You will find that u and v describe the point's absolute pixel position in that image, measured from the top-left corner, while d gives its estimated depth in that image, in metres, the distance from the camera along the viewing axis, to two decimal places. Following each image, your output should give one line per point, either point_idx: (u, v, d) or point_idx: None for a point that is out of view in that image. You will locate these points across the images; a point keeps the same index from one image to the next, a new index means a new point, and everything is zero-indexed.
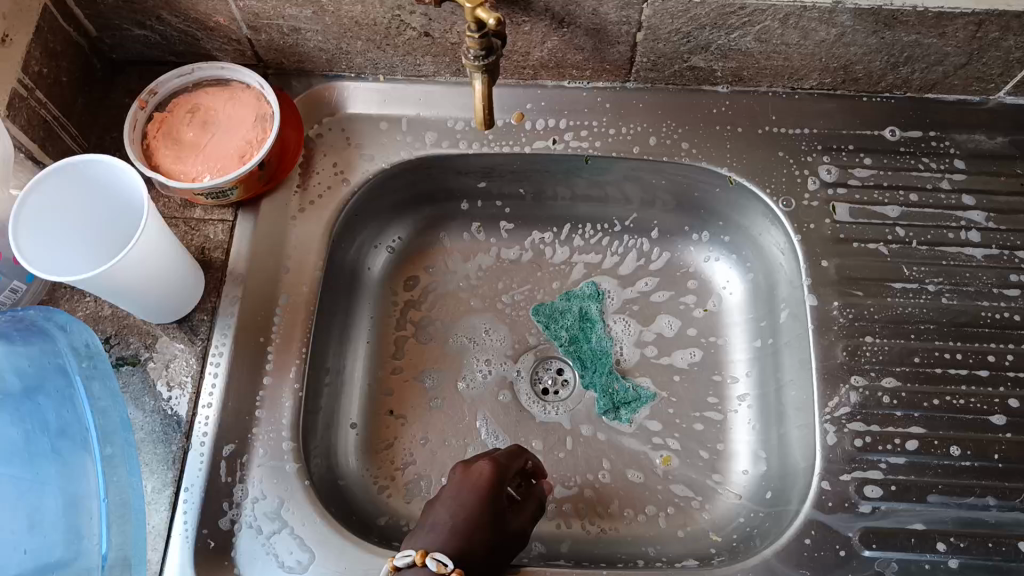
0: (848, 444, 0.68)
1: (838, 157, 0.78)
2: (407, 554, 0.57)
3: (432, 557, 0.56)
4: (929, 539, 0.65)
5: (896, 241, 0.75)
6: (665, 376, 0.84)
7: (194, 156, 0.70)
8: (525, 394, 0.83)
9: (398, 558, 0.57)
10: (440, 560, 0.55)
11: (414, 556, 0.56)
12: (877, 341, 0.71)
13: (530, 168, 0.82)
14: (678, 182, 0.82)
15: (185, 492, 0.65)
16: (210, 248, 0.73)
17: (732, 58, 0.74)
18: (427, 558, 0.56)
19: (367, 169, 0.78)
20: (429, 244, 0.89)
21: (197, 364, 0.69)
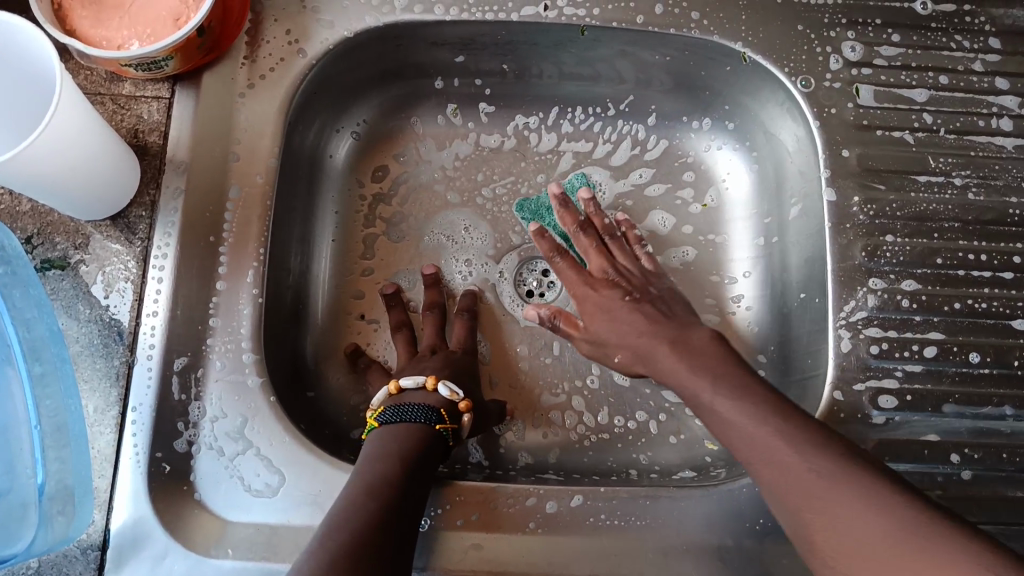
0: (863, 351, 0.63)
1: (864, 33, 0.69)
2: (416, 379, 0.63)
3: (442, 384, 0.63)
4: (942, 450, 0.62)
5: (922, 129, 0.68)
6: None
7: (117, 18, 0.58)
8: (508, 296, 0.77)
9: (405, 380, 0.63)
10: (451, 388, 0.63)
11: (425, 381, 0.63)
12: (898, 241, 0.66)
13: (517, 38, 0.71)
14: (682, 59, 0.72)
15: (134, 412, 0.57)
16: (144, 130, 0.63)
17: None
18: (438, 385, 0.63)
19: (326, 38, 0.66)
20: (400, 130, 0.79)
21: (137, 267, 0.60)
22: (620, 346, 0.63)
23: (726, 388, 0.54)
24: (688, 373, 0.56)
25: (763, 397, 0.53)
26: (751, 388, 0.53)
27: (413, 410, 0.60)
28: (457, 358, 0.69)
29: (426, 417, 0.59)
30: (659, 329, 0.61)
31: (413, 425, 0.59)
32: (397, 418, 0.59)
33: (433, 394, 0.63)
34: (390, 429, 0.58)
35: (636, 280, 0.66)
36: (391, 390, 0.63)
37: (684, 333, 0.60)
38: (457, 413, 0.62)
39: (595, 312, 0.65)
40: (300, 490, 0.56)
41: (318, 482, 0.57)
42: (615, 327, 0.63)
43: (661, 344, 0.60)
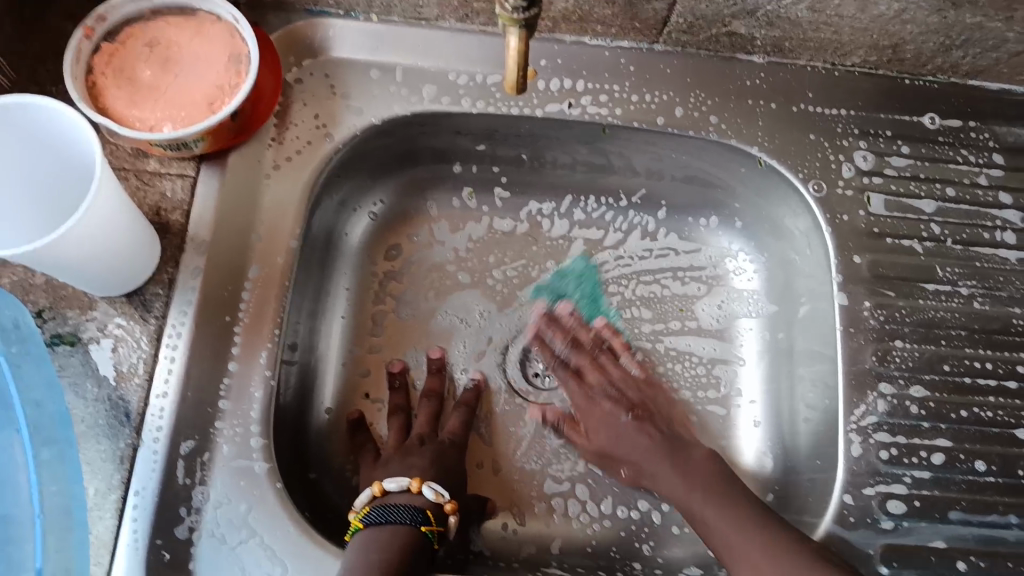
0: (874, 456, 0.63)
1: (874, 143, 0.71)
2: (401, 481, 0.63)
3: (427, 486, 0.63)
4: (949, 557, 0.61)
5: (930, 238, 0.70)
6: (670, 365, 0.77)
7: (152, 100, 0.59)
8: (516, 380, 0.76)
9: (389, 482, 0.62)
10: (436, 489, 0.63)
11: (409, 483, 0.63)
12: (907, 346, 0.66)
13: (538, 132, 0.72)
14: (698, 159, 0.74)
15: (135, 496, 0.56)
16: (167, 208, 0.62)
17: (777, 26, 0.66)
18: (423, 487, 0.63)
19: (353, 123, 0.67)
20: (415, 211, 0.80)
21: (149, 347, 0.58)
22: (623, 462, 0.66)
23: (690, 491, 0.62)
24: (682, 479, 0.63)
25: (724, 487, 0.62)
26: (715, 484, 0.62)
27: (399, 511, 0.59)
28: (448, 452, 0.69)
29: (412, 518, 0.59)
30: (663, 450, 0.64)
31: (399, 527, 0.58)
32: (383, 519, 0.58)
33: (419, 496, 0.62)
34: (373, 531, 0.57)
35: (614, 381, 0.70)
36: (375, 492, 0.62)
37: (683, 453, 0.64)
38: (443, 515, 0.62)
39: (597, 425, 0.68)
40: None
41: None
42: (614, 440, 0.67)
43: (665, 463, 0.64)
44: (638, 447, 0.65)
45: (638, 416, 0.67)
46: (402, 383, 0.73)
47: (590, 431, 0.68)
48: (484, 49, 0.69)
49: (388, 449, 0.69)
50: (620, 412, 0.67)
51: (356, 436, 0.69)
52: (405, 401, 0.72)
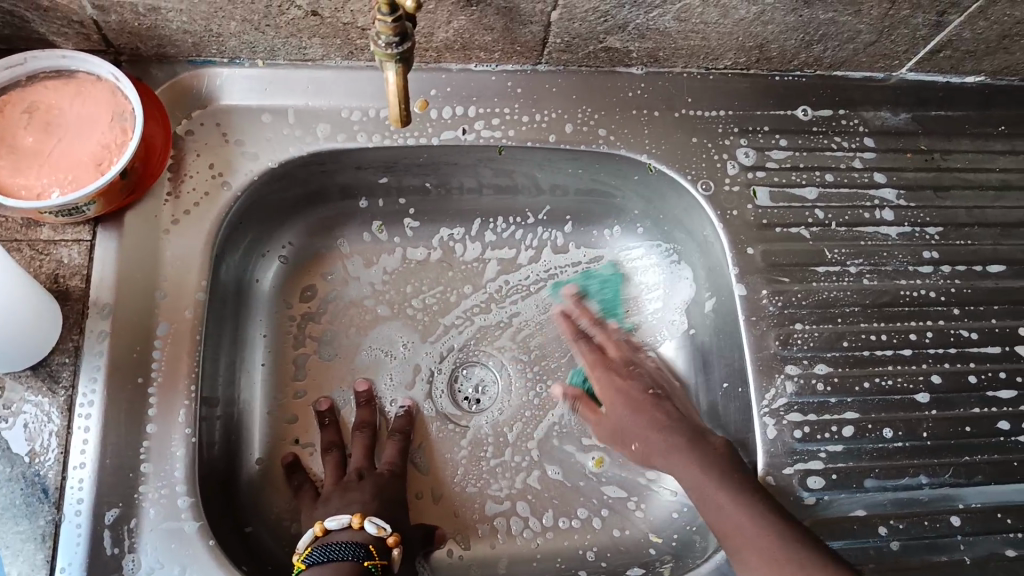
0: (789, 436, 0.66)
1: (755, 139, 0.75)
2: (342, 519, 0.63)
3: (369, 521, 0.63)
4: (871, 524, 0.65)
5: (816, 224, 0.74)
6: None
7: (36, 167, 0.58)
8: (446, 406, 0.77)
9: (330, 521, 0.62)
10: (378, 524, 0.63)
11: (350, 520, 0.63)
12: (807, 328, 0.70)
13: (437, 160, 0.74)
14: (595, 172, 0.76)
15: (63, 571, 0.54)
16: (65, 275, 0.61)
17: (649, 38, 0.70)
18: (365, 522, 0.63)
19: (250, 170, 0.68)
20: (326, 251, 0.80)
21: (61, 420, 0.57)
22: (636, 438, 0.66)
23: (710, 475, 0.61)
24: (702, 463, 0.61)
25: (736, 472, 0.61)
26: (729, 470, 0.61)
27: (340, 548, 0.59)
28: (385, 482, 0.69)
29: (353, 554, 0.59)
30: (676, 425, 0.65)
31: (341, 565, 0.58)
32: (325, 559, 0.58)
33: (361, 532, 0.62)
34: (315, 572, 0.57)
35: (619, 363, 0.72)
36: (317, 532, 0.62)
37: (700, 434, 0.64)
38: (386, 548, 0.62)
39: (621, 403, 0.68)
40: None
41: None
42: (631, 416, 0.67)
43: (683, 440, 0.64)
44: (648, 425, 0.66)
45: (660, 402, 0.67)
46: (333, 420, 0.73)
47: (608, 407, 0.70)
48: (373, 85, 0.70)
49: (326, 485, 0.69)
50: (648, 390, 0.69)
51: (292, 479, 0.70)
52: (337, 435, 0.72)
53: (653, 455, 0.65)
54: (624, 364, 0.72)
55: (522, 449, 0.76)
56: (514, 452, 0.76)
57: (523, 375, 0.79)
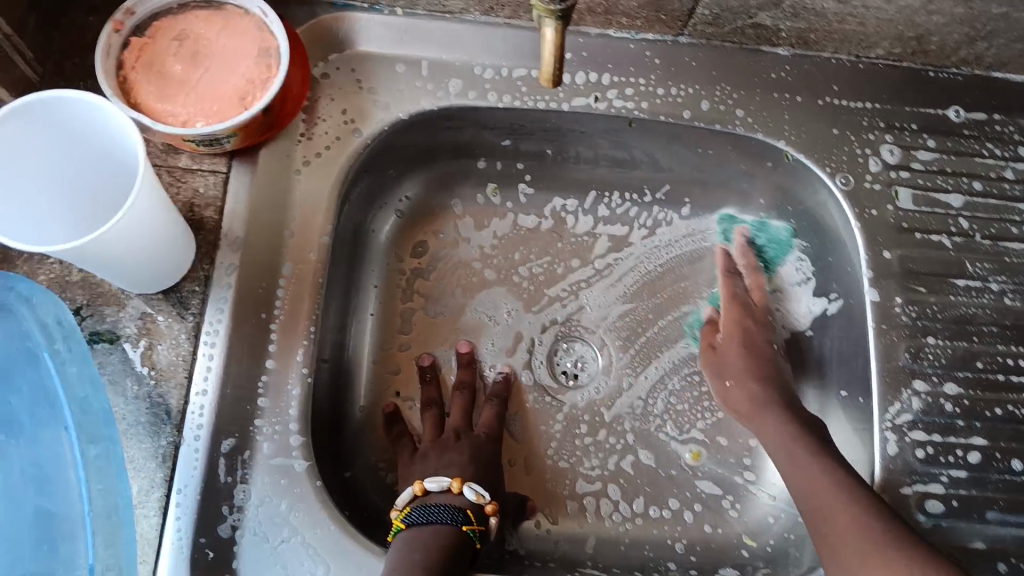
0: (909, 454, 0.64)
1: (901, 137, 0.71)
2: (442, 481, 0.63)
3: (468, 487, 0.63)
4: (990, 557, 0.62)
5: (958, 233, 0.70)
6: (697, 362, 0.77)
7: (182, 95, 0.58)
8: (546, 377, 0.76)
9: (430, 482, 0.63)
10: (476, 491, 0.63)
11: (450, 483, 0.63)
12: (939, 343, 0.67)
13: (564, 126, 0.72)
14: (724, 154, 0.74)
15: (178, 493, 0.55)
16: (200, 205, 0.61)
17: (802, 18, 0.66)
18: (464, 487, 0.63)
19: (381, 119, 0.67)
20: (440, 208, 0.79)
21: (188, 345, 0.58)
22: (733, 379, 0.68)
23: (796, 441, 0.61)
24: (794, 429, 0.62)
25: (828, 445, 0.61)
26: (811, 437, 0.61)
27: (440, 511, 0.60)
28: (482, 445, 0.69)
29: (453, 518, 0.59)
30: (784, 403, 0.65)
31: (440, 527, 0.58)
32: (425, 520, 0.59)
33: (460, 496, 0.63)
34: (415, 532, 0.57)
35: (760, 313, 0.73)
36: (416, 491, 0.62)
37: (796, 408, 0.64)
38: (483, 516, 0.62)
39: (738, 345, 0.70)
40: None
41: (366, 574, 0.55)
42: (746, 362, 0.69)
43: (779, 407, 0.64)
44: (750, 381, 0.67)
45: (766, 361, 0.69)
46: (434, 376, 0.73)
47: (720, 346, 0.71)
48: (509, 43, 0.69)
49: (425, 441, 0.69)
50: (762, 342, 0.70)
51: (391, 431, 0.70)
52: (437, 394, 0.73)
53: (750, 401, 0.66)
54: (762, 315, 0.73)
55: (618, 431, 0.75)
56: (610, 433, 0.75)
57: (625, 356, 0.77)
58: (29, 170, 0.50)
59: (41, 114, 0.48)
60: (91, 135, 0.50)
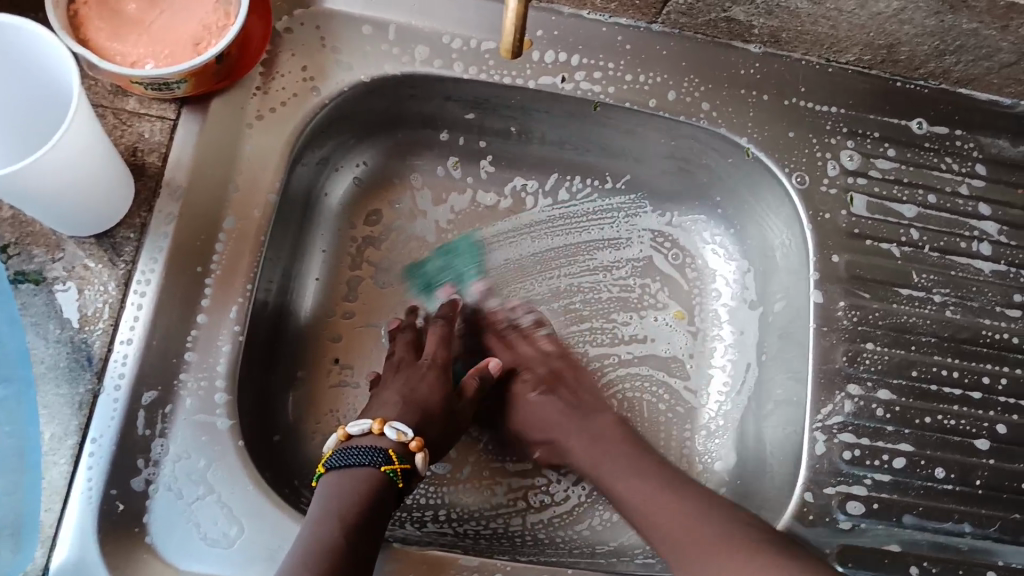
0: (836, 456, 0.64)
1: (862, 144, 0.71)
2: (363, 423, 0.60)
3: (390, 427, 0.60)
4: (903, 561, 0.63)
5: (909, 243, 0.70)
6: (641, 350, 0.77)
7: (135, 36, 0.56)
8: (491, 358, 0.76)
9: (351, 425, 0.60)
10: (399, 429, 0.59)
11: (370, 425, 0.59)
12: (877, 349, 0.67)
13: (530, 104, 0.71)
14: (686, 147, 0.73)
15: (93, 443, 0.54)
16: (144, 149, 0.60)
17: (776, 15, 0.66)
18: (386, 427, 0.59)
19: (341, 79, 0.66)
20: (397, 176, 0.78)
21: (115, 292, 0.56)
22: (540, 428, 0.70)
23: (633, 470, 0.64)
24: (591, 442, 0.67)
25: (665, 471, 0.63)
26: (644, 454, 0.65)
27: (357, 455, 0.57)
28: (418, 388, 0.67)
29: (372, 460, 0.57)
30: (572, 415, 0.69)
31: (358, 472, 0.56)
32: (342, 465, 0.57)
33: (381, 437, 0.59)
34: (332, 484, 0.56)
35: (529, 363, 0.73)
36: (340, 436, 0.60)
37: (587, 422, 0.69)
38: (408, 453, 0.59)
39: (548, 404, 0.70)
40: (259, 544, 0.54)
41: (279, 537, 0.55)
42: (526, 417, 0.70)
43: (572, 436, 0.68)
44: (562, 419, 0.69)
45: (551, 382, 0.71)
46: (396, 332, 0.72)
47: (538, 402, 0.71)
48: (479, 15, 0.68)
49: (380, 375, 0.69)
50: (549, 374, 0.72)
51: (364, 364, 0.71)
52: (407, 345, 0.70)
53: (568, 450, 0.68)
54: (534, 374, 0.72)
55: None
56: None
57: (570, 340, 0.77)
58: None
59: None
60: (28, 82, 0.49)
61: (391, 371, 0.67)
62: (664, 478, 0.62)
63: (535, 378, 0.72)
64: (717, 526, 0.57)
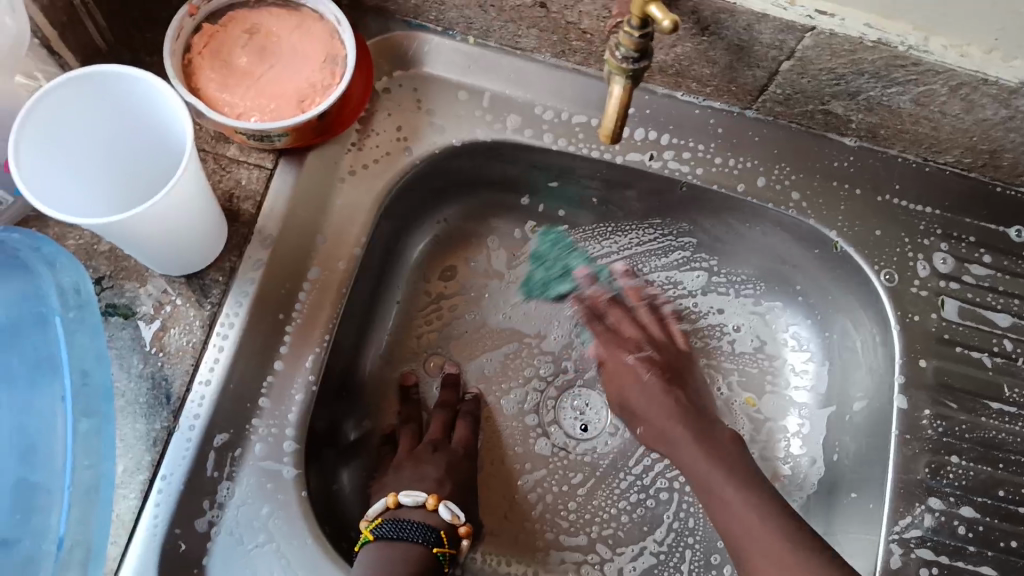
0: (913, 571, 0.61)
1: (956, 247, 0.69)
2: (417, 495, 0.61)
3: (444, 505, 0.61)
4: None
5: (1001, 354, 0.67)
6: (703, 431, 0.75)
7: (244, 87, 0.58)
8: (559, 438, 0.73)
9: (404, 495, 0.61)
10: (452, 510, 0.62)
11: (426, 500, 0.61)
12: (962, 463, 0.64)
13: (616, 178, 0.72)
14: (772, 233, 0.72)
15: (162, 480, 0.55)
16: (240, 196, 0.61)
17: (876, 112, 0.65)
18: (440, 505, 0.61)
19: (433, 142, 0.67)
20: (475, 235, 0.78)
21: (200, 333, 0.58)
22: (643, 420, 0.65)
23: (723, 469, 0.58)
24: (705, 455, 0.60)
25: (749, 473, 0.59)
26: (733, 462, 0.59)
27: (411, 530, 0.58)
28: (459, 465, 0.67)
29: (424, 539, 0.58)
30: (684, 416, 0.63)
31: (409, 547, 0.58)
32: (394, 536, 0.58)
33: (433, 514, 0.61)
34: (381, 551, 0.57)
35: (636, 342, 0.69)
36: (389, 503, 0.61)
37: (708, 430, 0.62)
38: (456, 537, 0.61)
39: (625, 380, 0.67)
40: None
41: None
42: (646, 404, 0.65)
43: (683, 435, 0.62)
44: (651, 401, 0.65)
45: (653, 363, 0.67)
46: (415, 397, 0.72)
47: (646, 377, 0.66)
48: (574, 88, 0.68)
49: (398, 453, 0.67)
50: (662, 360, 0.67)
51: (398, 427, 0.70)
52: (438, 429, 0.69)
53: (658, 441, 0.64)
54: (638, 344, 0.69)
55: (612, 479, 0.72)
56: (605, 492, 0.72)
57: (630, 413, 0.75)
58: (81, 140, 0.49)
59: (101, 99, 0.48)
60: (143, 131, 0.51)
61: (426, 449, 0.67)
62: (685, 423, 0.62)
63: (652, 359, 0.67)
64: (723, 460, 0.59)
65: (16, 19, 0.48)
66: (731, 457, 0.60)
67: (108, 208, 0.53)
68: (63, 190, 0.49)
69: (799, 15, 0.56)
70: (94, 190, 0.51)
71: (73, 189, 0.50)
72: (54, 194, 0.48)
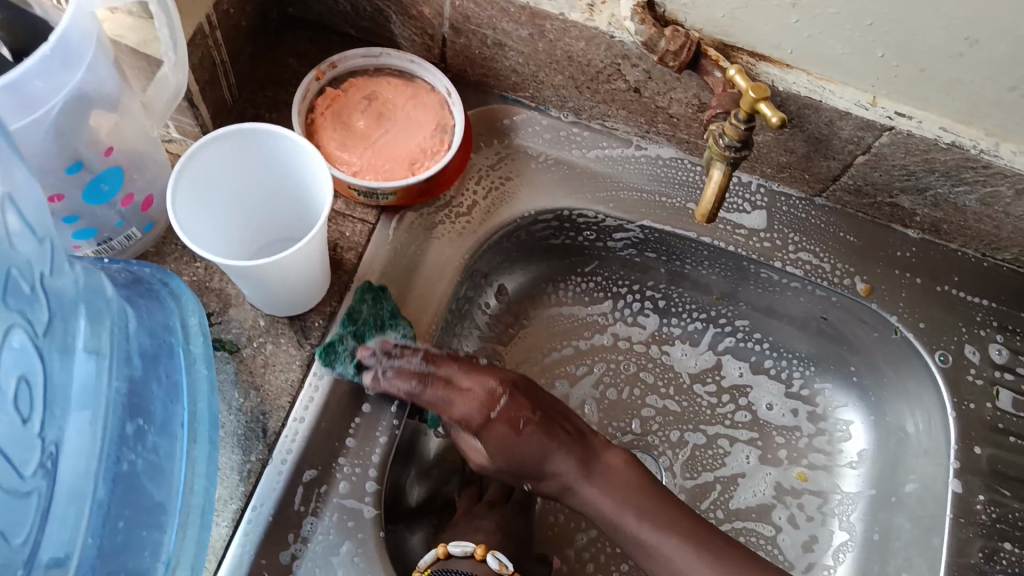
0: None
1: (1012, 340, 0.71)
2: (467, 545, 0.63)
3: (492, 555, 0.62)
4: None
5: None
6: (749, 493, 0.76)
7: (361, 148, 0.63)
8: None
9: (454, 546, 0.62)
10: (501, 560, 0.62)
11: (475, 549, 0.62)
12: (1016, 552, 0.65)
13: (686, 251, 0.75)
14: (835, 313, 0.75)
15: (252, 511, 0.58)
16: (343, 246, 0.66)
17: (941, 208, 0.69)
18: (487, 555, 0.62)
19: (520, 208, 0.72)
20: (545, 295, 0.81)
21: (298, 371, 0.62)
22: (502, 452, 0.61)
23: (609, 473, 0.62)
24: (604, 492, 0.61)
25: (648, 495, 0.61)
26: (632, 485, 0.62)
27: None
28: (515, 520, 0.68)
29: None
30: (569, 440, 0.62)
31: None
32: None
33: (482, 563, 0.62)
34: None
35: (491, 386, 0.60)
36: (440, 553, 0.62)
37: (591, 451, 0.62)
38: None
39: (500, 440, 0.60)
40: None
41: None
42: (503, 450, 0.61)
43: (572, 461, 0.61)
44: (528, 442, 0.61)
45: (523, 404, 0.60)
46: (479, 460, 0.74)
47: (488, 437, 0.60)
48: (656, 168, 0.73)
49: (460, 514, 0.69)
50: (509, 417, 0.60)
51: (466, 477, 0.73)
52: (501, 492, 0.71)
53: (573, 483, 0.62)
54: (468, 397, 0.59)
55: None
56: None
57: (682, 480, 0.76)
58: (222, 190, 0.53)
59: (251, 153, 0.53)
60: (280, 188, 0.56)
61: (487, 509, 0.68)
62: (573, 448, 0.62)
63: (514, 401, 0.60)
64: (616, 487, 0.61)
65: (178, 76, 0.53)
66: (619, 481, 0.62)
67: (235, 252, 0.57)
68: (204, 231, 0.53)
69: (879, 115, 0.60)
70: (226, 235, 0.56)
71: (211, 228, 0.54)
72: (197, 237, 0.52)
